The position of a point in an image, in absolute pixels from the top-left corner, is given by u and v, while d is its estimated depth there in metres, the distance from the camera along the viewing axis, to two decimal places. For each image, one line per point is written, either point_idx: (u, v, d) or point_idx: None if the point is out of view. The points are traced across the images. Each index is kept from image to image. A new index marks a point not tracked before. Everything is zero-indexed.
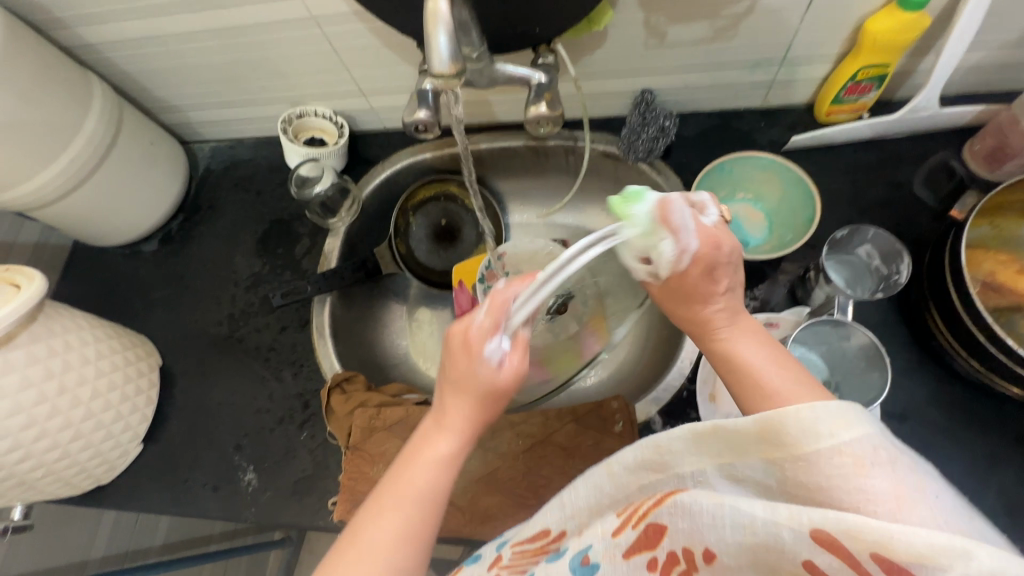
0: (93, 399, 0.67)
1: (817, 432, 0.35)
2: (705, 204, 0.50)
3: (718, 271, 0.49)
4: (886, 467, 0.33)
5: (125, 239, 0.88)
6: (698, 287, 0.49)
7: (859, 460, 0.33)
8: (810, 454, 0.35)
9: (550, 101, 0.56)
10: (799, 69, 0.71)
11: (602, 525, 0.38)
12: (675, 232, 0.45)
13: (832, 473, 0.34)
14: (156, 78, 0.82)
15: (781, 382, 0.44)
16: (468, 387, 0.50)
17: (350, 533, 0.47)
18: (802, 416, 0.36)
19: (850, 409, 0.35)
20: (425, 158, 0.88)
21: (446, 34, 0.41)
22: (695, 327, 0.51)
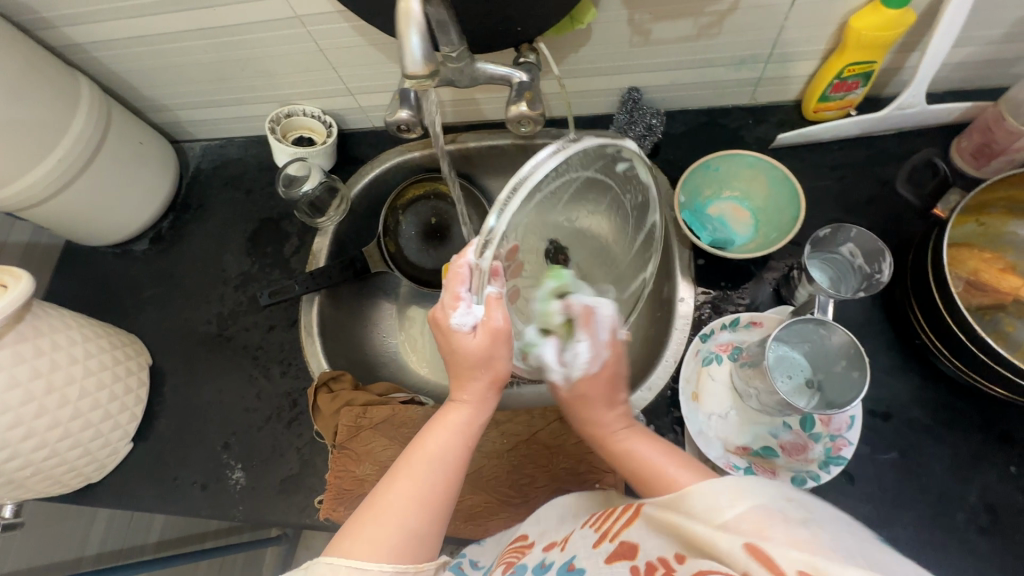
0: (81, 398, 0.68)
1: (718, 503, 0.37)
2: (604, 319, 0.54)
3: (619, 382, 0.57)
4: (783, 523, 0.33)
5: (116, 238, 0.88)
6: (610, 387, 0.56)
7: (759, 522, 0.34)
8: (720, 525, 0.36)
9: (531, 100, 0.56)
10: (785, 67, 0.70)
11: (584, 543, 0.45)
12: (590, 334, 0.53)
13: (737, 540, 0.34)
14: (144, 77, 0.82)
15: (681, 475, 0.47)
16: (462, 365, 0.53)
17: (371, 501, 0.49)
18: (702, 489, 0.39)
19: (742, 482, 0.37)
20: (414, 156, 0.88)
21: (419, 34, 0.41)
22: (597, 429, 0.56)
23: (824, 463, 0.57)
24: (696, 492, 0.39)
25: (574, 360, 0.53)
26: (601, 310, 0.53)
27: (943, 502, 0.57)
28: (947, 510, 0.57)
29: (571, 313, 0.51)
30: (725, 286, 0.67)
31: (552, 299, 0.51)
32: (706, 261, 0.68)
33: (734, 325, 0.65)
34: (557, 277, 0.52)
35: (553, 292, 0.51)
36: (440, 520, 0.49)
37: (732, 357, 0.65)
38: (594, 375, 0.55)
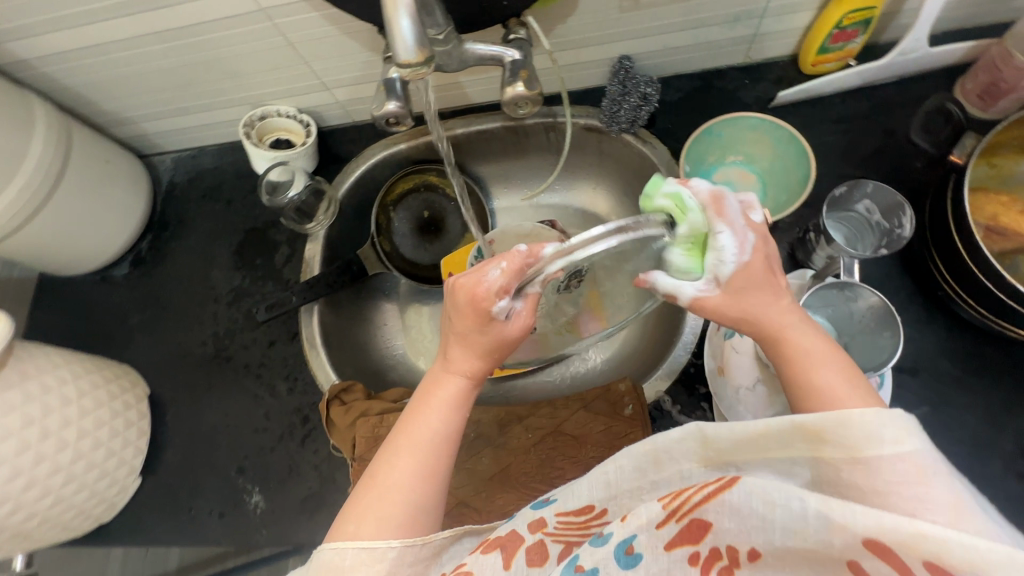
0: (80, 439, 0.64)
1: (880, 438, 0.35)
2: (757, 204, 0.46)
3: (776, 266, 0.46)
4: (943, 478, 0.33)
5: (92, 264, 0.83)
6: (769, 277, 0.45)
7: (919, 471, 0.34)
8: (870, 458, 0.35)
9: (527, 79, 0.53)
10: (781, 20, 0.67)
11: (645, 516, 0.37)
12: (730, 224, 0.44)
13: (891, 480, 0.34)
14: (102, 90, 0.76)
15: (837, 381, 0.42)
16: (468, 334, 0.49)
17: (372, 482, 0.46)
18: (865, 420, 0.35)
19: (911, 421, 0.35)
20: (399, 149, 0.84)
21: (409, 18, 0.37)
22: (759, 331, 0.46)
23: None
24: (855, 418, 0.36)
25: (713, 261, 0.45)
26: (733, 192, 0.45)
27: (976, 451, 0.57)
28: (981, 459, 0.57)
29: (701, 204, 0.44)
30: None
31: (684, 197, 0.45)
32: None
33: None
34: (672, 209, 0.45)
35: (677, 201, 0.45)
36: (438, 497, 0.46)
37: None
38: (749, 265, 0.45)
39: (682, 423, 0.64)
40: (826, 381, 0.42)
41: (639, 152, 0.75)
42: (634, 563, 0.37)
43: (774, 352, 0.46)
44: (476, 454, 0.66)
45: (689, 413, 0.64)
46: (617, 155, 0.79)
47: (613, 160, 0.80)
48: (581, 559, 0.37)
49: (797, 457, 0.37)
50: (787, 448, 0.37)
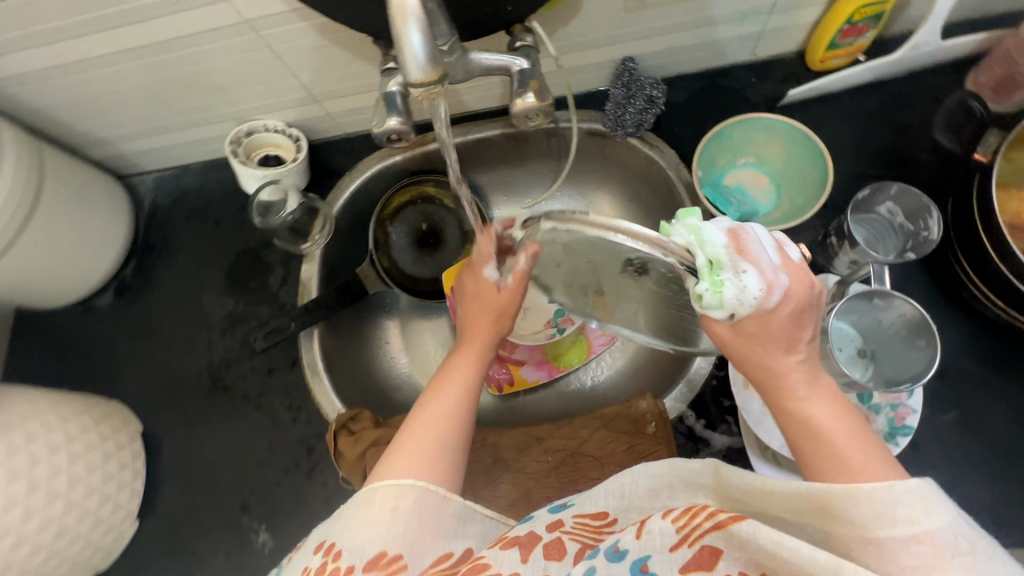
0: (71, 488, 0.61)
1: (893, 516, 0.32)
2: (785, 240, 0.39)
3: (807, 316, 0.39)
4: (973, 561, 0.30)
5: (74, 295, 0.78)
6: (791, 324, 0.38)
7: (941, 553, 0.30)
8: (882, 539, 0.32)
9: (538, 89, 0.50)
10: (789, 16, 0.65)
11: (660, 537, 0.35)
12: (756, 261, 0.36)
13: (907, 564, 0.31)
14: (75, 111, 0.72)
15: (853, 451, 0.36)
16: (475, 320, 0.55)
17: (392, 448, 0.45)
18: (875, 493, 0.33)
19: (930, 492, 0.32)
20: (396, 161, 0.80)
21: (420, 32, 0.34)
22: (766, 381, 0.40)
23: (891, 434, 0.55)
24: (862, 493, 0.33)
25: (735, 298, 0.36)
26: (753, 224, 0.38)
27: (1008, 455, 0.56)
28: (1012, 464, 0.56)
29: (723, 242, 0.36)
30: None
31: (704, 229, 0.36)
32: None
33: None
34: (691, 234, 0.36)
35: (696, 230, 0.36)
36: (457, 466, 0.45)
37: None
38: (772, 306, 0.37)
39: (707, 438, 0.62)
40: (845, 452, 0.36)
41: (645, 156, 0.73)
42: None
43: (780, 410, 0.40)
44: (495, 480, 0.63)
45: (714, 427, 0.63)
46: (622, 159, 0.76)
47: (617, 165, 0.77)
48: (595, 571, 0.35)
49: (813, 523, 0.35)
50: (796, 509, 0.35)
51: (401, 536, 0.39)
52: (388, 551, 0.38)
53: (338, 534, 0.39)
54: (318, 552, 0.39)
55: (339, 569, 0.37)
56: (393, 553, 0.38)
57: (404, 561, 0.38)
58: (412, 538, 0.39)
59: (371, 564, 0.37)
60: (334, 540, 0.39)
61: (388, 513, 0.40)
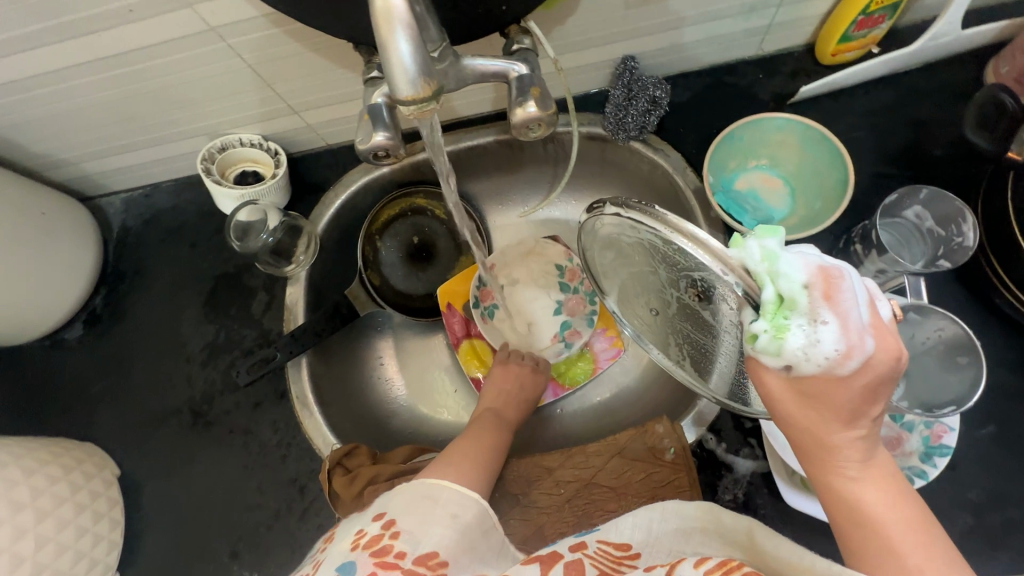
0: (39, 549, 0.56)
1: None
2: (876, 292, 0.34)
3: (878, 395, 0.34)
4: None
5: (39, 330, 0.72)
6: (859, 402, 0.33)
7: None
8: None
9: (539, 97, 0.45)
10: (799, 8, 0.61)
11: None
12: (843, 314, 0.30)
13: None
14: (28, 132, 0.66)
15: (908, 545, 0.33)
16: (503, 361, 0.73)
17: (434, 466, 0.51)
18: None
19: None
20: (382, 173, 0.75)
21: (409, 39, 0.29)
22: (814, 453, 0.37)
23: (928, 454, 0.51)
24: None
25: (801, 350, 0.32)
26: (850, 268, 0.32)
27: None
28: None
29: (806, 281, 0.30)
30: None
31: (783, 258, 0.30)
32: None
33: None
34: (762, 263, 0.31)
35: (772, 258, 0.31)
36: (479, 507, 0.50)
37: None
38: (836, 376, 0.32)
39: (731, 463, 0.58)
40: (898, 545, 0.33)
41: (650, 161, 0.68)
42: None
43: (825, 484, 0.37)
44: (504, 516, 0.58)
45: (736, 451, 0.58)
46: (624, 164, 0.72)
47: (619, 170, 0.73)
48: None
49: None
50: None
51: (451, 544, 0.42)
52: (439, 553, 0.41)
53: (400, 512, 0.42)
54: (375, 521, 0.43)
55: (392, 548, 0.40)
56: (441, 557, 0.41)
57: (447, 566, 0.40)
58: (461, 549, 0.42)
59: (422, 559, 0.40)
60: (395, 517, 0.42)
61: (448, 517, 0.43)
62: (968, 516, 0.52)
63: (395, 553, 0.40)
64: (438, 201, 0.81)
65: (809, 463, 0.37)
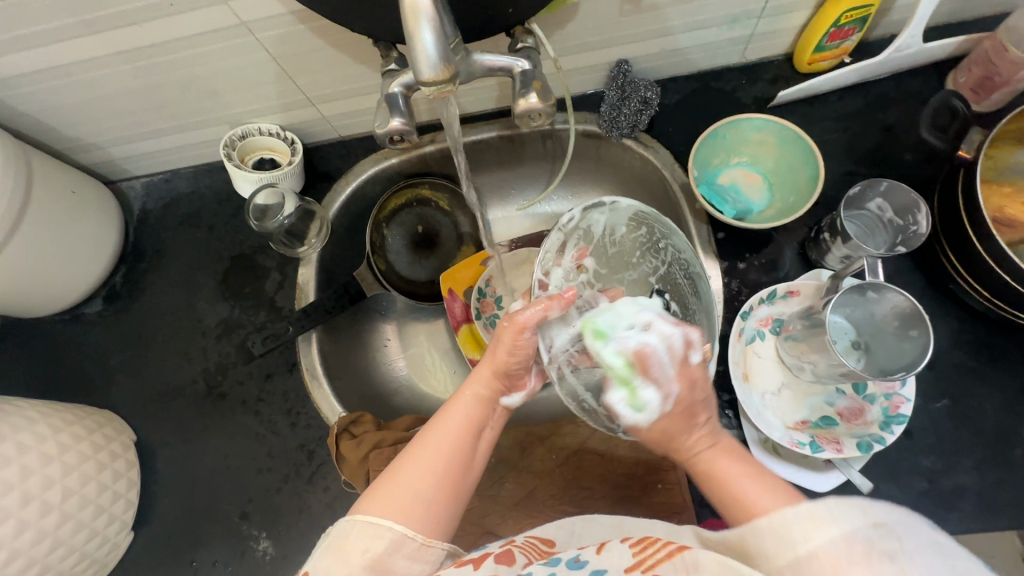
0: (65, 500, 0.59)
1: (790, 539, 0.37)
2: (691, 345, 0.50)
3: (698, 408, 0.49)
4: (863, 561, 0.34)
5: (63, 303, 0.76)
6: (688, 417, 0.49)
7: (836, 563, 0.35)
8: (789, 563, 0.37)
9: (540, 89, 0.50)
10: (778, 20, 0.67)
11: (619, 558, 0.39)
12: (656, 380, 0.48)
13: None
14: (63, 116, 0.70)
15: (757, 493, 0.43)
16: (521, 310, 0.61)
17: (400, 458, 0.48)
18: (775, 524, 0.38)
19: (818, 508, 0.37)
20: (392, 164, 0.80)
21: (432, 30, 0.34)
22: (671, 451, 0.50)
23: (886, 423, 0.56)
24: (763, 526, 0.39)
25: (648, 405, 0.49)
26: (659, 342, 0.49)
27: (999, 440, 0.58)
28: (1003, 450, 0.57)
29: (629, 360, 0.49)
30: (749, 257, 0.67)
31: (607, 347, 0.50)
32: (726, 234, 0.68)
33: (771, 297, 0.63)
34: (601, 335, 0.51)
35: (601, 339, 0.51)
36: (455, 507, 0.47)
37: (775, 330, 0.63)
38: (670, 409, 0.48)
39: None
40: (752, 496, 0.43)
41: (640, 158, 0.74)
42: None
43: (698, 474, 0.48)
44: (500, 479, 0.63)
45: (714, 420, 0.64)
46: (617, 160, 0.77)
47: (612, 166, 0.79)
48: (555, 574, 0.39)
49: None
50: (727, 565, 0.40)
51: (367, 567, 0.42)
52: None
53: (314, 564, 0.42)
54: None
55: None
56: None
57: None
58: None
59: None
60: (308, 570, 0.42)
61: (358, 555, 0.42)
62: (924, 481, 0.57)
63: None
64: (441, 193, 0.86)
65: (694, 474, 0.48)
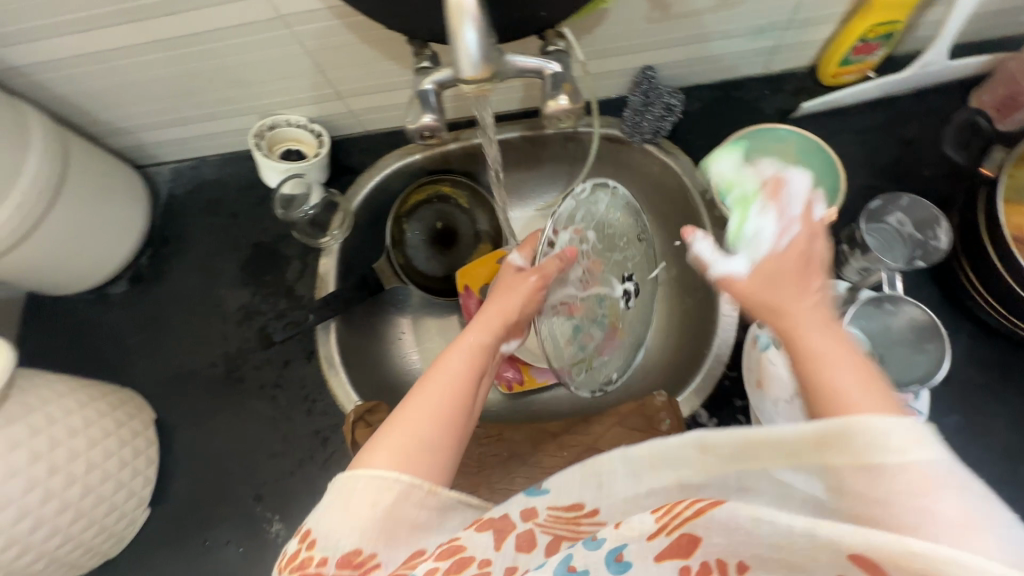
0: (88, 473, 0.61)
1: (885, 445, 0.30)
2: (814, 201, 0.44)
3: (817, 264, 0.41)
4: (953, 487, 0.29)
5: (89, 282, 0.78)
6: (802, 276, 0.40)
7: (926, 480, 0.29)
8: (873, 466, 0.30)
9: (570, 92, 0.52)
10: (804, 32, 0.68)
11: (639, 528, 0.33)
12: (777, 210, 0.45)
13: (894, 488, 0.29)
14: (99, 100, 0.72)
15: (866, 405, 0.32)
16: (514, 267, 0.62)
17: (404, 403, 0.46)
18: (866, 428, 0.30)
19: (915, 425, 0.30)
20: (415, 160, 0.82)
21: (475, 31, 0.35)
22: (761, 309, 0.40)
23: None
24: (858, 423, 0.31)
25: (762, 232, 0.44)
26: (793, 180, 0.46)
27: (1009, 458, 0.58)
28: (1013, 467, 0.58)
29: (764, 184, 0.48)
30: None
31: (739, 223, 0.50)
32: None
33: None
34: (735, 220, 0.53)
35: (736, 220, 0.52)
36: (458, 451, 0.46)
37: None
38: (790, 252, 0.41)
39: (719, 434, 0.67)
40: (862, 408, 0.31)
41: (661, 163, 0.75)
42: (624, 572, 0.33)
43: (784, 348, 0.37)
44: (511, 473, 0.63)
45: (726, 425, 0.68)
46: (637, 165, 0.78)
47: (632, 170, 0.79)
48: (572, 559, 0.34)
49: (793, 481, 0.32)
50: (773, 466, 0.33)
51: (372, 525, 0.41)
52: (363, 549, 0.40)
53: (315, 523, 0.42)
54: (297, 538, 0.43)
55: (312, 559, 0.40)
56: (366, 553, 0.40)
57: (378, 560, 0.41)
58: (383, 533, 0.41)
59: (346, 559, 0.40)
60: (311, 528, 0.42)
61: (368, 508, 0.41)
62: None
63: (315, 563, 0.40)
64: (461, 190, 0.87)
65: (768, 318, 0.40)
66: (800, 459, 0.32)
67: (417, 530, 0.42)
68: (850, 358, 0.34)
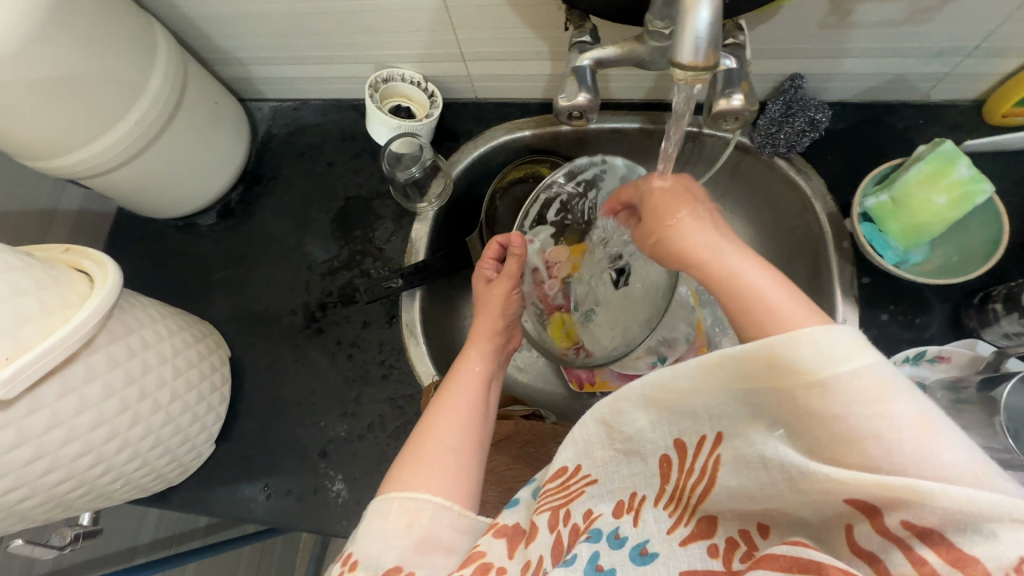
0: (171, 402, 0.60)
1: (834, 354, 0.30)
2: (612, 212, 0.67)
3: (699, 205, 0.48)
4: (908, 388, 0.29)
5: (182, 211, 0.78)
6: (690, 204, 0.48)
7: (881, 383, 0.29)
8: (826, 379, 0.30)
9: (746, 92, 0.47)
10: (984, 63, 0.61)
11: (656, 523, 0.39)
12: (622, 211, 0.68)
13: (854, 398, 0.29)
14: (223, 26, 0.70)
15: (782, 301, 0.36)
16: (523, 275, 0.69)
17: (423, 426, 0.48)
18: (807, 342, 0.31)
19: (852, 333, 0.30)
20: (523, 135, 0.77)
21: (710, 10, 0.32)
22: (678, 257, 0.45)
23: None
24: (804, 337, 0.31)
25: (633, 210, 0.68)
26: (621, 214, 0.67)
27: None
28: None
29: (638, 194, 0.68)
30: (894, 310, 0.63)
31: (962, 182, 0.57)
32: (871, 280, 0.64)
33: (916, 358, 0.60)
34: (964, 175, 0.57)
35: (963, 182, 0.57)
36: (478, 459, 0.47)
37: None
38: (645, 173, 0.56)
39: None
40: (774, 303, 0.36)
41: (788, 181, 0.69)
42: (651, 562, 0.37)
43: (712, 284, 0.41)
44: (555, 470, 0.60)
45: None
46: (759, 179, 0.73)
47: (753, 185, 0.74)
48: (601, 557, 0.38)
49: (762, 407, 0.34)
50: (738, 393, 0.34)
51: (411, 546, 0.39)
52: (402, 567, 0.38)
53: (354, 543, 0.40)
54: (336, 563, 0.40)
55: None
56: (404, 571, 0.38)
57: None
58: (421, 552, 0.39)
59: None
60: (351, 551, 0.40)
61: (403, 529, 0.39)
62: None
63: None
64: None
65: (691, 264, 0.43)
66: (760, 382, 0.33)
67: (452, 551, 0.40)
68: (765, 279, 0.38)
